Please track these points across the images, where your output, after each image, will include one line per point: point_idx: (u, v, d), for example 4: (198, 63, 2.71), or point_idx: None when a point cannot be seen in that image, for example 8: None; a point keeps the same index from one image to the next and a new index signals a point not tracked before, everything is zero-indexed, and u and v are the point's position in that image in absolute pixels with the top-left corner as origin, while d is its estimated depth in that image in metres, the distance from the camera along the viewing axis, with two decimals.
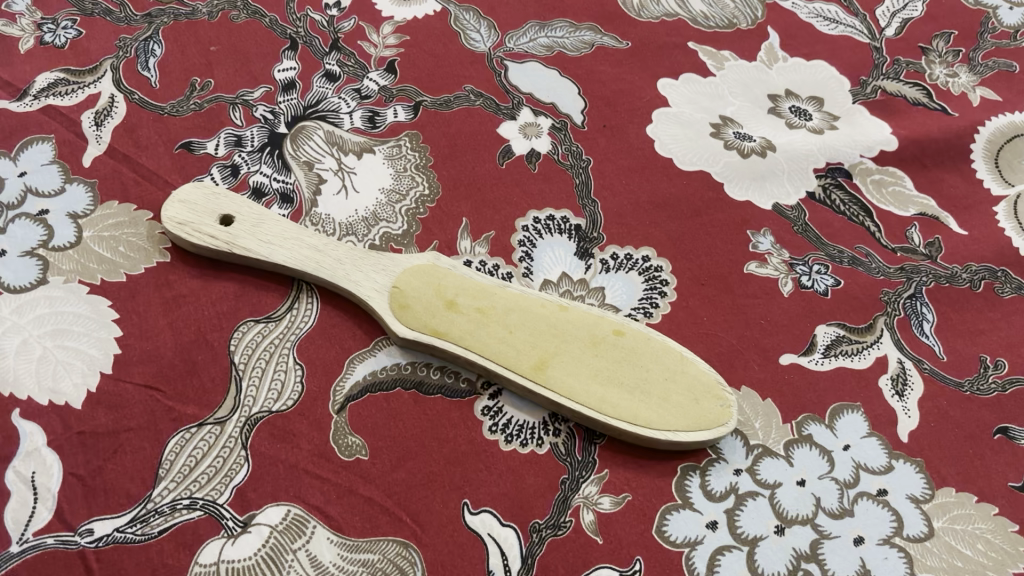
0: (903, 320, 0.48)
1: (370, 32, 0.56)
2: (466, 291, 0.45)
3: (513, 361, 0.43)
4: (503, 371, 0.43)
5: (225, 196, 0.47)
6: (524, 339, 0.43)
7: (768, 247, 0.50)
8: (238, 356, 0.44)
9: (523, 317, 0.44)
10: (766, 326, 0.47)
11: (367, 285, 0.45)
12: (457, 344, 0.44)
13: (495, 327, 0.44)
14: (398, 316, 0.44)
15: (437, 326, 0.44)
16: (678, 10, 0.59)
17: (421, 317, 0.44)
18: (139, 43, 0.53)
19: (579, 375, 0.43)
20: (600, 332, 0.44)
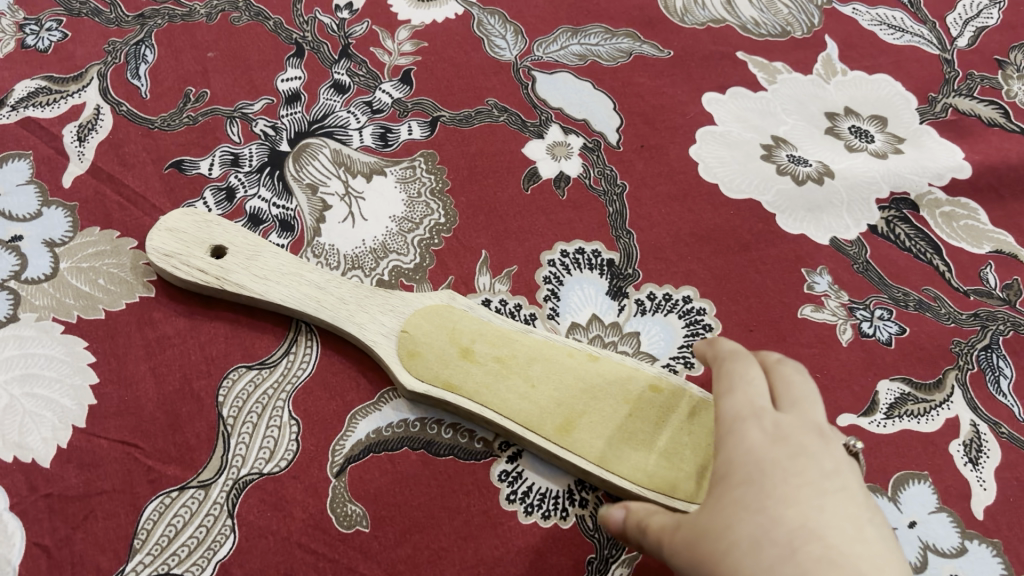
0: (978, 375, 0.42)
1: (385, 37, 0.51)
2: (484, 337, 0.39)
3: (532, 421, 0.37)
4: (523, 433, 0.38)
5: (219, 226, 0.42)
6: (548, 394, 0.38)
7: (825, 288, 0.44)
8: (227, 409, 0.39)
9: (546, 369, 0.39)
10: (821, 382, 0.42)
11: (375, 328, 0.40)
12: (469, 399, 0.38)
13: (515, 379, 0.38)
14: (406, 365, 0.39)
15: (450, 378, 0.39)
16: (725, 15, 0.54)
17: (433, 368, 0.39)
18: (130, 47, 0.49)
19: (609, 437, 0.37)
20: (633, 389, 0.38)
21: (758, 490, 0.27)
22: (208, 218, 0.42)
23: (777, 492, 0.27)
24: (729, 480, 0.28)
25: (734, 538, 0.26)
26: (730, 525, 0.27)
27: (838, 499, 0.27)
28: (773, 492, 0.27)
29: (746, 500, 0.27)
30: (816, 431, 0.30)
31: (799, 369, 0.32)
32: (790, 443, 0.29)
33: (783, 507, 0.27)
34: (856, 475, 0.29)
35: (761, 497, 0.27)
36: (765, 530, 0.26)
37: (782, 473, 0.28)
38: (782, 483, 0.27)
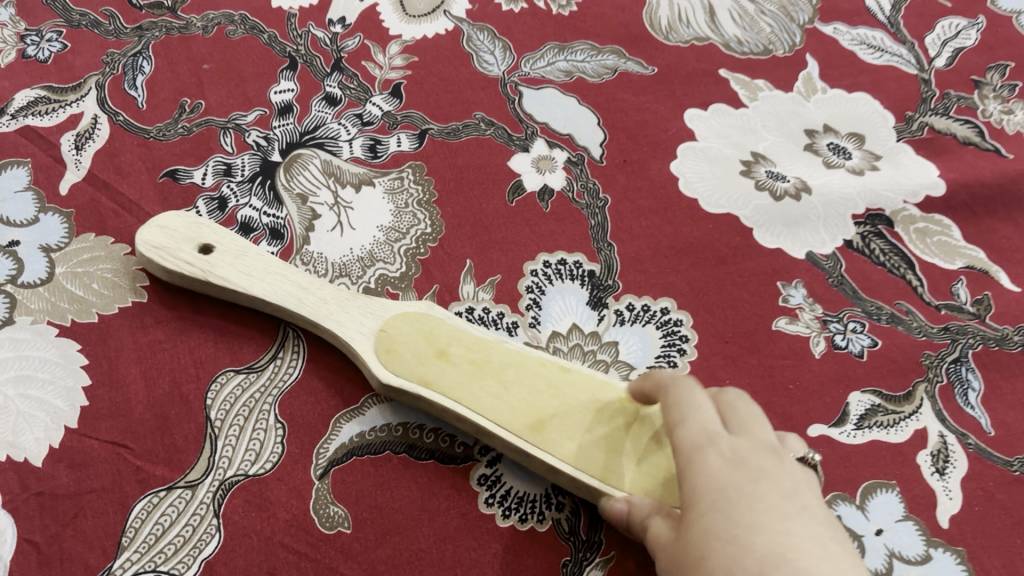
0: (947, 388, 0.44)
1: (376, 52, 0.52)
2: (461, 342, 0.41)
3: (502, 419, 0.38)
4: (495, 430, 0.38)
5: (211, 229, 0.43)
6: (521, 395, 0.39)
7: (800, 301, 0.46)
8: (214, 412, 0.41)
9: (518, 373, 0.39)
10: (795, 392, 0.43)
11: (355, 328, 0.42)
12: (443, 396, 0.39)
13: (489, 380, 0.39)
14: (383, 361, 0.41)
15: (425, 376, 0.40)
16: (709, 33, 0.55)
17: (409, 365, 0.40)
18: (127, 58, 0.50)
19: (579, 437, 0.38)
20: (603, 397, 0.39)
21: (724, 516, 0.30)
22: (202, 223, 0.43)
23: (743, 514, 0.30)
24: (702, 508, 0.31)
25: (709, 558, 0.29)
26: (703, 546, 0.29)
27: (801, 520, 0.29)
28: (739, 516, 0.30)
29: (718, 526, 0.30)
30: (769, 450, 0.33)
31: (741, 394, 0.36)
32: (748, 465, 0.32)
33: (748, 528, 0.29)
34: (813, 489, 0.32)
35: (728, 522, 0.29)
36: (738, 554, 0.28)
37: (748, 496, 0.30)
38: (748, 507, 0.30)
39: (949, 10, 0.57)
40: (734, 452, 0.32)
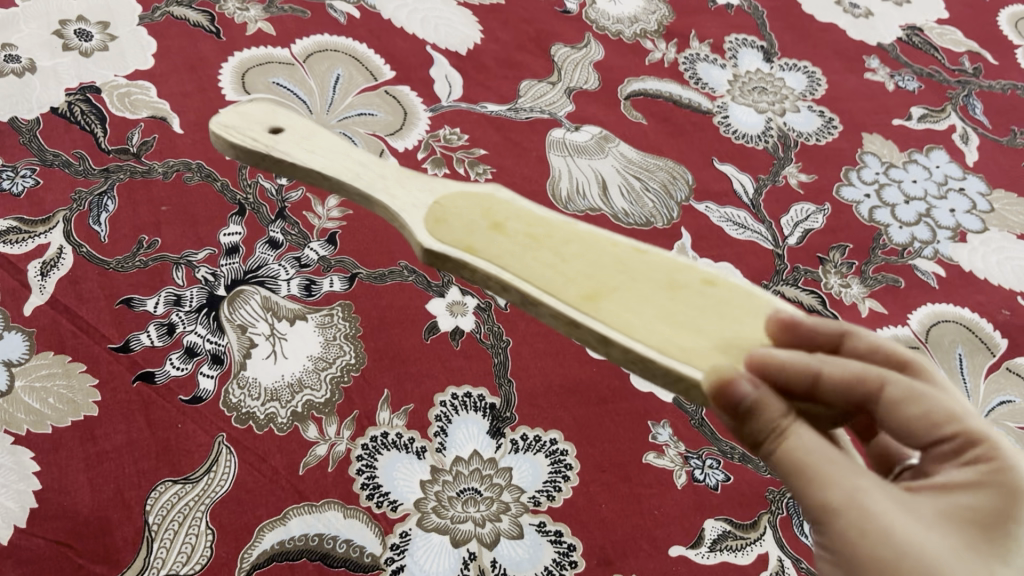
0: (785, 518, 0.51)
1: (316, 203, 0.59)
2: (519, 217, 0.37)
3: (553, 287, 0.34)
4: (545, 299, 0.34)
5: (323, 136, 0.42)
6: (577, 270, 0.35)
7: (666, 438, 0.52)
8: (153, 516, 0.46)
9: (584, 246, 0.36)
10: (659, 517, 0.50)
11: (405, 202, 0.39)
12: (486, 262, 0.36)
13: (544, 252, 0.36)
14: (431, 229, 0.38)
15: (473, 244, 0.37)
16: (601, 205, 0.64)
17: (455, 233, 0.37)
18: (94, 197, 0.57)
19: (639, 311, 0.34)
20: (678, 269, 0.35)
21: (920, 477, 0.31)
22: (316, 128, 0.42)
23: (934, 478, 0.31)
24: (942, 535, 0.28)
25: None
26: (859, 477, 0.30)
27: None
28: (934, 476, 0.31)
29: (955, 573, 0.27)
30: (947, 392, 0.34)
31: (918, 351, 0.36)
32: None
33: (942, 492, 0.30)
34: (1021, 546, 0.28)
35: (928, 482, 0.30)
36: None
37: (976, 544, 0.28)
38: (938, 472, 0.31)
39: (801, 196, 0.67)
40: (978, 501, 0.29)
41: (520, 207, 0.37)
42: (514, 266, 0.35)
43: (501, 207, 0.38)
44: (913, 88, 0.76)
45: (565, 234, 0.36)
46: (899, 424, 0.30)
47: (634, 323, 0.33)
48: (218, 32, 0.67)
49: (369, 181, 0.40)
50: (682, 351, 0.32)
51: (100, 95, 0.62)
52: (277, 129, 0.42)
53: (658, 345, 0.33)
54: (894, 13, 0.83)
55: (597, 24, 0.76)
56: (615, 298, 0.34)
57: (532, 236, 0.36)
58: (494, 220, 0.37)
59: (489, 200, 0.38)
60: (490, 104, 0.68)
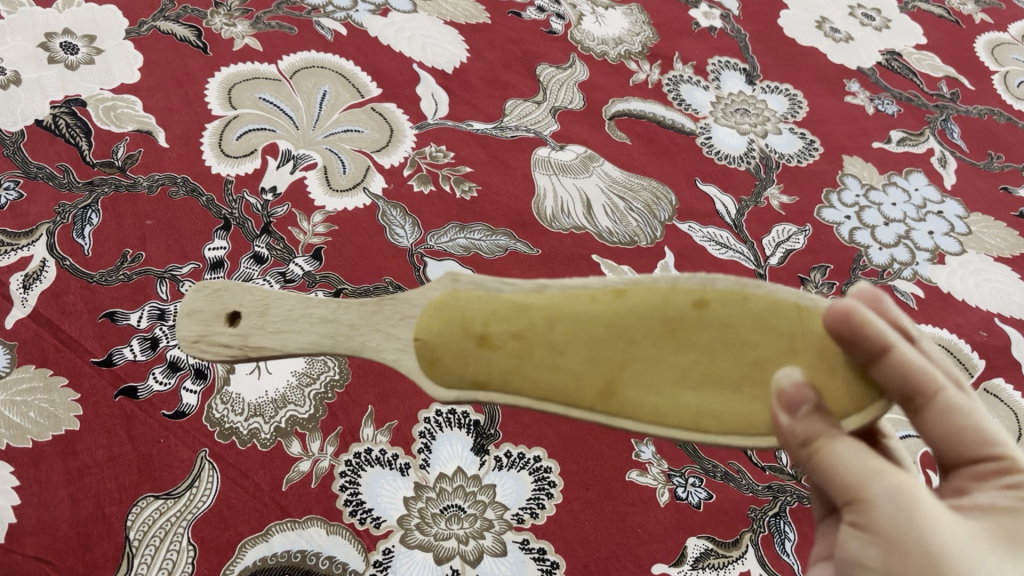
0: (767, 537, 0.51)
1: (301, 219, 0.59)
2: (495, 315, 0.31)
3: (568, 397, 0.31)
4: (569, 413, 0.31)
5: (278, 300, 0.35)
6: (579, 359, 0.31)
7: (649, 456, 0.53)
8: (134, 532, 0.46)
9: (572, 328, 0.31)
10: (641, 535, 0.50)
11: (389, 347, 0.33)
12: (502, 395, 0.31)
13: (539, 353, 0.31)
14: (429, 376, 0.32)
15: (477, 377, 0.31)
16: (586, 224, 0.64)
17: (457, 370, 0.32)
18: (78, 210, 0.56)
19: (663, 385, 0.30)
20: (664, 307, 0.30)
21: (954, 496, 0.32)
22: (267, 289, 0.35)
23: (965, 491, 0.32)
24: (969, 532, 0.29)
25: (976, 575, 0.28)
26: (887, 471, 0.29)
27: None
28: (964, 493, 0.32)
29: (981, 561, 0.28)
30: None
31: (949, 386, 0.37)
32: None
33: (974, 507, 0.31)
34: None
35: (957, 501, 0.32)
36: None
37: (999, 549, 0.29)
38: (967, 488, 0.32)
39: (782, 217, 0.68)
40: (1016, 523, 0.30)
41: (488, 304, 0.32)
42: (525, 388, 0.31)
43: (473, 309, 0.32)
44: (892, 112, 0.77)
45: (547, 320, 0.31)
46: (943, 432, 0.32)
47: (666, 409, 0.30)
48: (205, 47, 0.67)
49: (343, 337, 0.34)
50: (720, 420, 0.30)
51: (85, 109, 0.61)
52: (235, 315, 0.35)
53: (693, 422, 0.30)
54: (874, 38, 0.84)
55: (582, 45, 0.77)
56: (632, 381, 0.30)
57: (520, 340, 0.31)
58: (476, 334, 0.32)
59: (451, 300, 0.33)
60: (476, 122, 0.68)
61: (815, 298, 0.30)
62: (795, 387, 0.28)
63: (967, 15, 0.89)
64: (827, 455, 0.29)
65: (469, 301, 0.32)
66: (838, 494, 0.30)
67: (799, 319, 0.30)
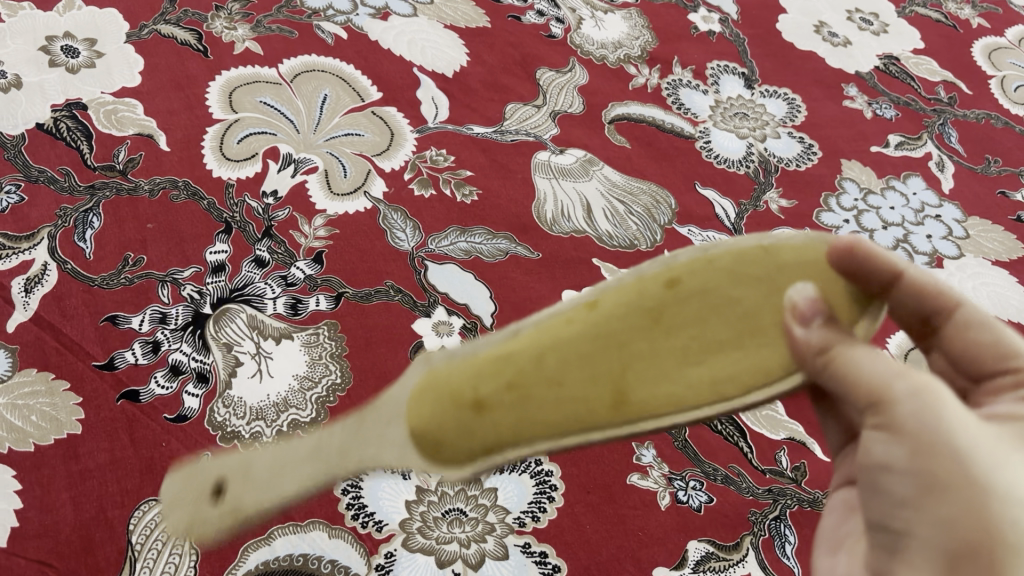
0: (768, 540, 0.51)
1: (302, 222, 0.59)
2: (483, 373, 0.30)
3: (578, 416, 0.29)
4: (586, 440, 0.29)
5: (259, 460, 0.36)
6: (575, 376, 0.29)
7: (650, 460, 0.53)
8: (136, 536, 0.46)
9: (561, 357, 0.29)
10: (642, 538, 0.50)
11: (393, 446, 0.33)
12: (517, 450, 0.30)
13: (538, 393, 0.29)
14: (439, 461, 0.31)
15: (486, 442, 0.30)
16: (586, 227, 0.64)
17: (462, 446, 0.30)
18: (79, 214, 0.56)
19: (665, 364, 0.29)
20: (639, 298, 0.29)
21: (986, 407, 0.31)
22: (243, 454, 0.37)
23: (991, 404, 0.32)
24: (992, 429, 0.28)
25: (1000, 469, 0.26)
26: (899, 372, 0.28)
27: None
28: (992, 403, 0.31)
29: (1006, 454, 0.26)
30: None
31: None
32: None
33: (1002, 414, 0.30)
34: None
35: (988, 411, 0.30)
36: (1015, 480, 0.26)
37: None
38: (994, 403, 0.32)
39: (781, 221, 0.68)
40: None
41: (472, 368, 0.30)
42: (532, 426, 0.29)
43: (458, 377, 0.31)
44: (890, 116, 0.78)
45: (534, 360, 0.30)
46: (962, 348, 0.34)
47: (684, 394, 0.29)
48: (206, 51, 0.67)
49: (336, 465, 0.34)
50: (734, 383, 0.29)
51: (86, 112, 0.61)
52: (215, 492, 0.37)
53: (708, 390, 0.29)
54: (872, 43, 0.85)
55: (582, 49, 0.77)
56: (642, 384, 0.29)
57: (516, 390, 0.30)
58: (470, 398, 0.30)
59: (431, 380, 0.32)
60: (476, 126, 0.68)
61: (773, 237, 0.30)
62: (804, 307, 0.28)
63: (964, 20, 0.90)
64: (845, 364, 0.27)
65: (448, 373, 0.31)
66: (856, 401, 0.28)
67: (767, 258, 0.29)
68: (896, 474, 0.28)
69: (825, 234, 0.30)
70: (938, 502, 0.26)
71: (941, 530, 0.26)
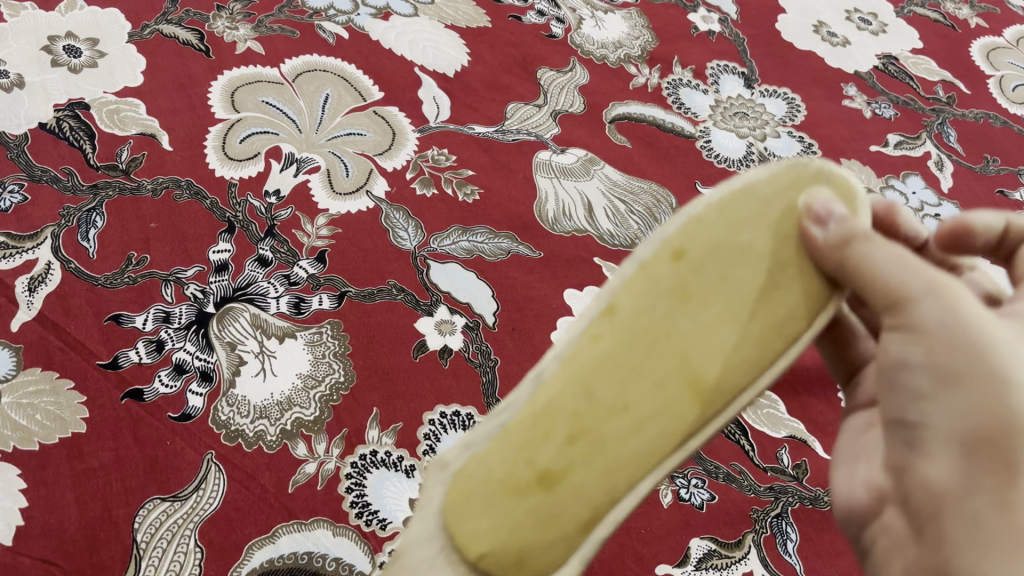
0: (769, 537, 0.51)
1: (305, 222, 0.60)
2: (534, 442, 0.32)
3: (665, 439, 0.32)
4: (680, 452, 0.32)
5: None
6: (638, 393, 0.32)
7: None
8: (141, 534, 0.46)
9: (611, 385, 0.32)
10: (645, 535, 0.50)
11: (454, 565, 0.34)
12: (608, 509, 0.32)
13: (614, 436, 0.32)
14: (530, 568, 0.32)
15: (580, 518, 0.32)
16: (587, 227, 0.64)
17: (550, 533, 0.32)
18: (82, 213, 0.56)
19: (716, 320, 0.32)
20: (655, 287, 0.33)
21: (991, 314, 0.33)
22: None
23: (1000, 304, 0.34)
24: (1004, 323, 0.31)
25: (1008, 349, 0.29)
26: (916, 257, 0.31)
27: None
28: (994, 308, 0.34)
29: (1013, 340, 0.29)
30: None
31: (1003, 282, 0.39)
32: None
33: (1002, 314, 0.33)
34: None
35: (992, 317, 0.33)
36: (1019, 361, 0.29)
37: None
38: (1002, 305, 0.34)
39: None
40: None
41: (510, 456, 0.32)
42: (619, 467, 0.32)
43: (500, 467, 0.32)
44: (889, 116, 0.78)
45: (580, 393, 0.32)
46: None
47: (754, 352, 0.32)
48: (207, 50, 0.67)
49: None
50: (790, 321, 0.33)
51: (89, 112, 0.62)
52: None
53: (773, 330, 0.33)
54: (871, 42, 0.85)
55: (582, 49, 0.78)
56: (707, 366, 0.32)
57: (577, 442, 0.32)
58: (529, 477, 0.32)
59: (465, 484, 0.33)
60: (477, 126, 0.69)
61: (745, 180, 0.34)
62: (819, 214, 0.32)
63: (962, 20, 0.90)
64: (862, 262, 0.31)
65: (478, 468, 0.33)
66: (879, 301, 0.31)
67: (750, 201, 0.33)
68: (915, 370, 0.31)
69: (789, 164, 0.34)
70: (955, 388, 0.29)
71: (959, 415, 0.29)
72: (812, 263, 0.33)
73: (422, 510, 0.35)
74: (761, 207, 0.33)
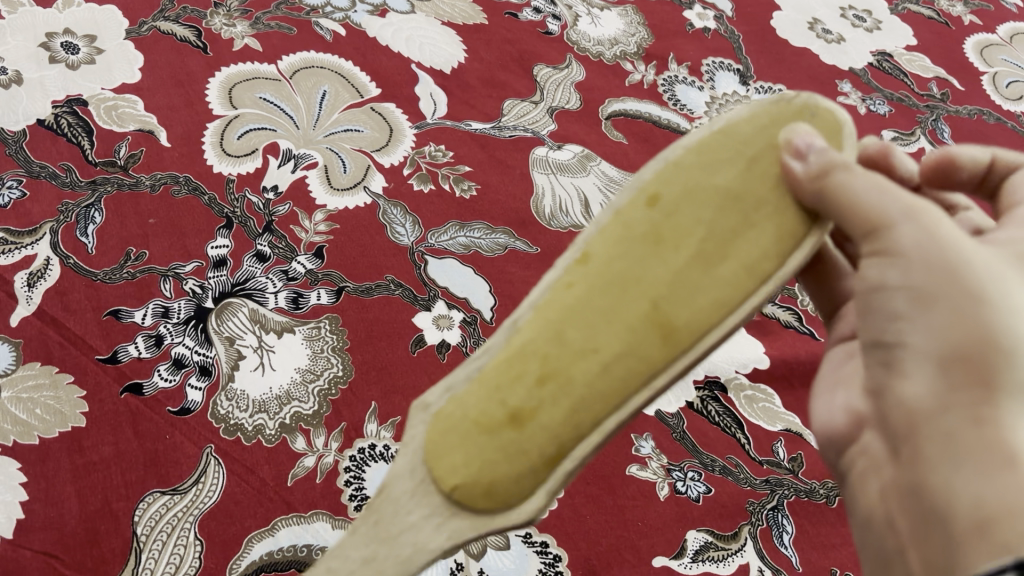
0: (766, 529, 0.52)
1: (303, 218, 0.60)
2: (503, 379, 0.32)
3: (634, 370, 0.31)
4: (652, 382, 0.31)
5: None
6: (605, 321, 0.32)
7: (649, 451, 0.53)
8: (141, 528, 0.46)
9: (577, 319, 0.32)
10: (642, 528, 0.50)
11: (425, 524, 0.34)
12: (578, 446, 0.32)
13: (580, 370, 0.31)
14: (497, 502, 0.32)
15: (547, 454, 0.32)
16: (584, 223, 0.65)
17: (518, 472, 0.32)
18: (81, 209, 0.57)
19: (694, 258, 0.32)
20: (629, 231, 0.33)
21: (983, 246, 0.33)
22: None
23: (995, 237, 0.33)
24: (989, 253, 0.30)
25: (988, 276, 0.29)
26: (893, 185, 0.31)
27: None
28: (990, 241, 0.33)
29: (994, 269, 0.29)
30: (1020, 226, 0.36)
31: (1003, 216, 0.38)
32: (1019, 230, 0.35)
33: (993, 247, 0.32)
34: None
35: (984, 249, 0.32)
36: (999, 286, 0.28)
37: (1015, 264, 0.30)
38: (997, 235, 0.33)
39: None
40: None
41: (477, 396, 0.32)
42: (586, 398, 0.31)
43: (475, 406, 0.32)
44: (885, 112, 0.78)
45: (552, 338, 0.32)
46: None
47: (723, 292, 0.32)
48: (205, 47, 0.68)
49: None
50: (768, 258, 0.32)
51: (87, 108, 0.62)
52: None
53: (753, 267, 0.32)
54: (865, 39, 0.85)
55: (578, 46, 0.78)
56: (675, 304, 0.31)
57: (547, 383, 0.31)
58: (502, 416, 0.32)
59: (445, 424, 0.33)
60: (475, 122, 0.69)
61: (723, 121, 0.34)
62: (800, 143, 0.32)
63: (956, 17, 0.90)
64: (839, 190, 0.30)
65: (456, 408, 0.33)
66: (858, 230, 0.31)
67: (727, 140, 0.33)
68: (891, 294, 0.30)
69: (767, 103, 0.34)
70: (931, 311, 0.29)
71: (934, 336, 0.29)
72: (790, 198, 0.32)
73: (403, 450, 0.35)
74: (739, 145, 0.33)
